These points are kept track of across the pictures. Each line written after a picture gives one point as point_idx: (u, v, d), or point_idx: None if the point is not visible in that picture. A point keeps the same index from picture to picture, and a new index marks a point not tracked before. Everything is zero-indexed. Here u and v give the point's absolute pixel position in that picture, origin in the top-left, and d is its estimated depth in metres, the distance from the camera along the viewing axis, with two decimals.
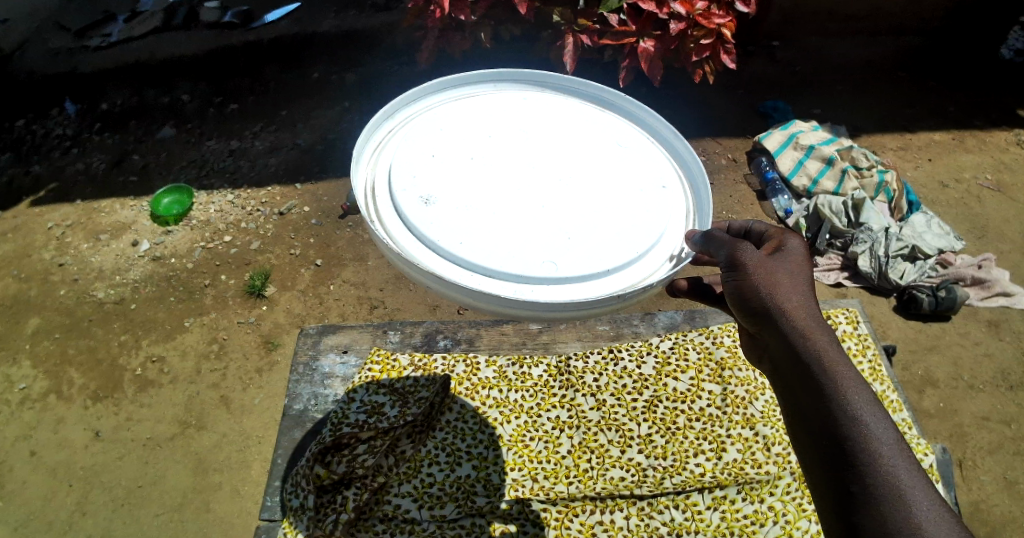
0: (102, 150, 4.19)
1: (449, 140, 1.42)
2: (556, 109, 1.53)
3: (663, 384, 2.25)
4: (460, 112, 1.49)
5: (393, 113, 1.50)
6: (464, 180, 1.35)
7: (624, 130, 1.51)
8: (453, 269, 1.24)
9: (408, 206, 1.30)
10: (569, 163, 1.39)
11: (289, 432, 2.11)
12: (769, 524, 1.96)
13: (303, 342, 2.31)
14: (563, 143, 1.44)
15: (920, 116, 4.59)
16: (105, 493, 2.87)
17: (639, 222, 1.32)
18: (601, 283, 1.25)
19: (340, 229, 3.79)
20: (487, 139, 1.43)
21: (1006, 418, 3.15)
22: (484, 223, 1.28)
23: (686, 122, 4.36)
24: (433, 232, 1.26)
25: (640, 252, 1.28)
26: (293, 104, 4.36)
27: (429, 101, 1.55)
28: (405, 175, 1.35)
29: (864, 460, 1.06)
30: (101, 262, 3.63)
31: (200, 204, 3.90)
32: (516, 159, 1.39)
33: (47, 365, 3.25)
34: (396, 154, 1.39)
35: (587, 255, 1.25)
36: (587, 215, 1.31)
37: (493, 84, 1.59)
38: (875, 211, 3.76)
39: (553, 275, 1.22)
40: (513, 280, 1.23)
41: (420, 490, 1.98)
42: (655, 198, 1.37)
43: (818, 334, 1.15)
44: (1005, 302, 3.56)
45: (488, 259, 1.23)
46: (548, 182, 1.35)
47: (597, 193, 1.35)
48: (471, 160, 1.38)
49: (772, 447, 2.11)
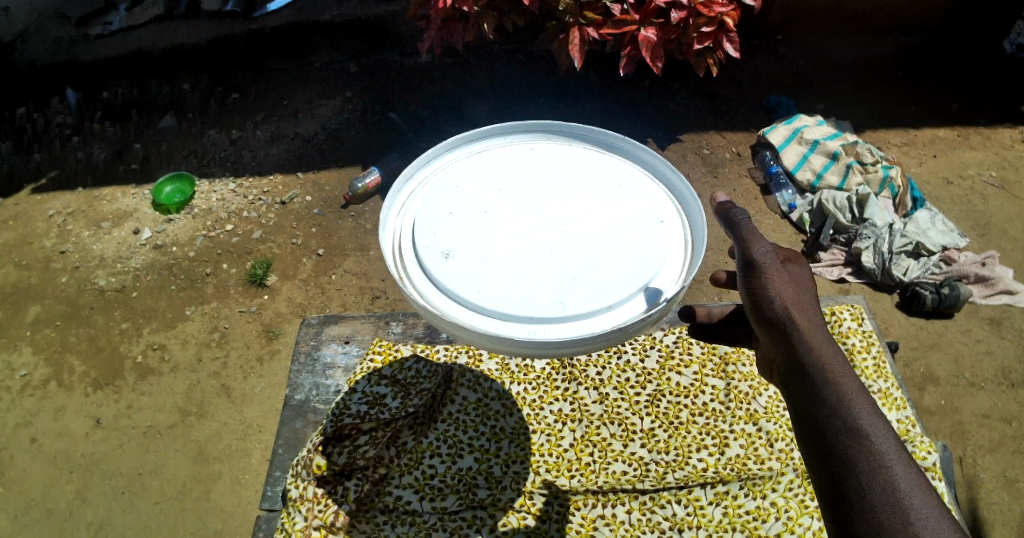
0: (103, 138, 4.17)
1: (466, 196, 1.55)
2: (562, 155, 1.65)
3: (667, 378, 2.24)
4: (474, 167, 1.62)
5: (414, 173, 1.62)
6: (480, 233, 1.48)
7: (626, 170, 1.62)
8: (475, 318, 1.37)
9: (431, 262, 1.43)
10: (573, 213, 1.51)
11: (290, 422, 2.11)
12: (770, 520, 1.95)
13: (304, 332, 2.30)
14: (569, 195, 1.55)
15: (925, 113, 4.56)
16: (104, 481, 2.87)
17: (641, 259, 1.42)
18: (607, 318, 1.36)
19: (342, 219, 3.78)
20: (500, 193, 1.55)
21: (1007, 416, 3.13)
22: (500, 275, 1.40)
23: (690, 117, 4.37)
24: (455, 285, 1.39)
25: (641, 286, 1.38)
26: (296, 94, 4.34)
27: (446, 157, 1.67)
28: (427, 232, 1.47)
29: (858, 443, 1.16)
30: (102, 250, 3.62)
31: (202, 193, 3.89)
32: (529, 209, 1.52)
33: (48, 353, 3.25)
34: (417, 214, 1.52)
35: (593, 294, 1.37)
36: (592, 259, 1.42)
37: (504, 136, 1.71)
38: (879, 207, 3.74)
39: (562, 312, 1.35)
40: (527, 322, 1.35)
41: (421, 482, 1.96)
42: (657, 235, 1.47)
43: (819, 338, 1.28)
44: (1007, 300, 3.54)
45: (505, 307, 1.36)
46: (556, 232, 1.47)
47: (601, 239, 1.46)
48: (490, 212, 1.52)
49: (774, 443, 2.10)
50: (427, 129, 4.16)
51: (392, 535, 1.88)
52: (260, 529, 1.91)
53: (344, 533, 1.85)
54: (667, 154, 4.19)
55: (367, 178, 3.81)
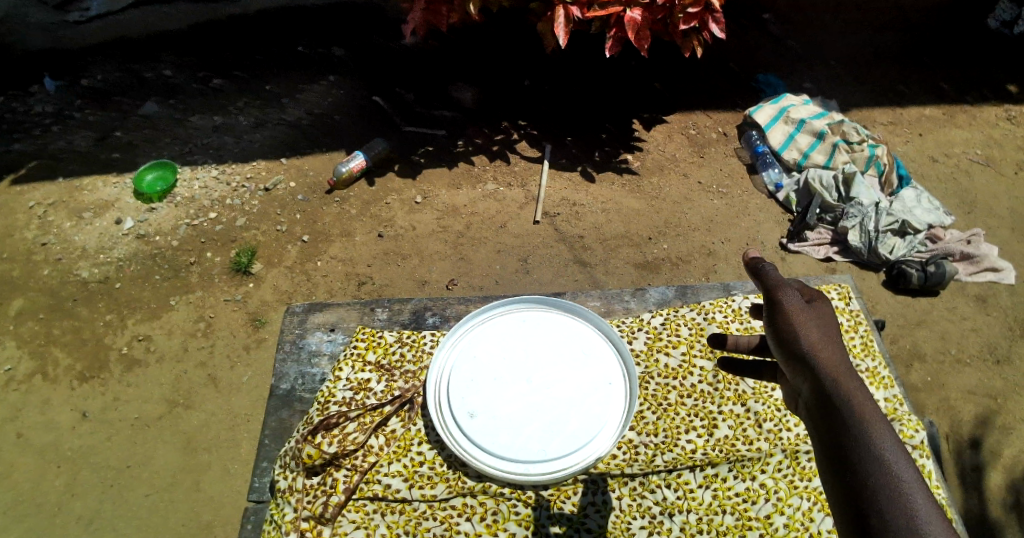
0: (82, 126, 4.07)
1: (480, 373, 1.87)
2: (554, 336, 1.97)
3: (654, 359, 2.08)
4: (488, 344, 1.94)
5: (443, 342, 1.94)
6: (493, 404, 1.81)
7: (601, 348, 1.95)
8: (484, 452, 1.73)
9: (455, 424, 1.78)
10: (561, 346, 1.95)
11: (276, 412, 2.05)
12: (761, 502, 1.80)
13: (289, 321, 2.24)
14: (559, 344, 1.95)
15: (910, 91, 4.56)
16: (94, 475, 2.84)
17: (596, 420, 1.80)
18: (578, 458, 1.74)
19: (327, 204, 3.74)
20: (507, 374, 1.87)
21: (991, 392, 3.17)
22: (508, 412, 1.80)
23: (676, 98, 4.39)
24: (472, 444, 1.74)
25: (605, 424, 1.79)
26: (278, 78, 4.30)
27: (466, 326, 1.99)
28: (451, 401, 1.82)
29: (889, 511, 1.00)
30: (84, 241, 3.55)
31: (184, 181, 3.82)
32: (522, 378, 1.88)
33: (31, 346, 3.18)
34: (443, 391, 1.84)
35: (572, 430, 1.78)
36: (572, 389, 1.86)
37: (509, 305, 2.04)
38: (865, 186, 3.76)
39: (544, 456, 1.73)
40: (523, 461, 1.73)
41: (410, 470, 1.82)
42: (609, 395, 1.84)
43: (850, 379, 1.14)
44: (992, 277, 3.57)
45: (507, 448, 1.74)
46: (548, 374, 1.89)
47: (579, 378, 1.88)
48: (495, 369, 1.88)
49: (764, 424, 1.94)
50: (415, 113, 4.14)
51: (382, 524, 1.76)
52: (248, 520, 1.85)
53: (332, 524, 1.74)
54: (654, 135, 4.18)
55: (352, 161, 3.80)
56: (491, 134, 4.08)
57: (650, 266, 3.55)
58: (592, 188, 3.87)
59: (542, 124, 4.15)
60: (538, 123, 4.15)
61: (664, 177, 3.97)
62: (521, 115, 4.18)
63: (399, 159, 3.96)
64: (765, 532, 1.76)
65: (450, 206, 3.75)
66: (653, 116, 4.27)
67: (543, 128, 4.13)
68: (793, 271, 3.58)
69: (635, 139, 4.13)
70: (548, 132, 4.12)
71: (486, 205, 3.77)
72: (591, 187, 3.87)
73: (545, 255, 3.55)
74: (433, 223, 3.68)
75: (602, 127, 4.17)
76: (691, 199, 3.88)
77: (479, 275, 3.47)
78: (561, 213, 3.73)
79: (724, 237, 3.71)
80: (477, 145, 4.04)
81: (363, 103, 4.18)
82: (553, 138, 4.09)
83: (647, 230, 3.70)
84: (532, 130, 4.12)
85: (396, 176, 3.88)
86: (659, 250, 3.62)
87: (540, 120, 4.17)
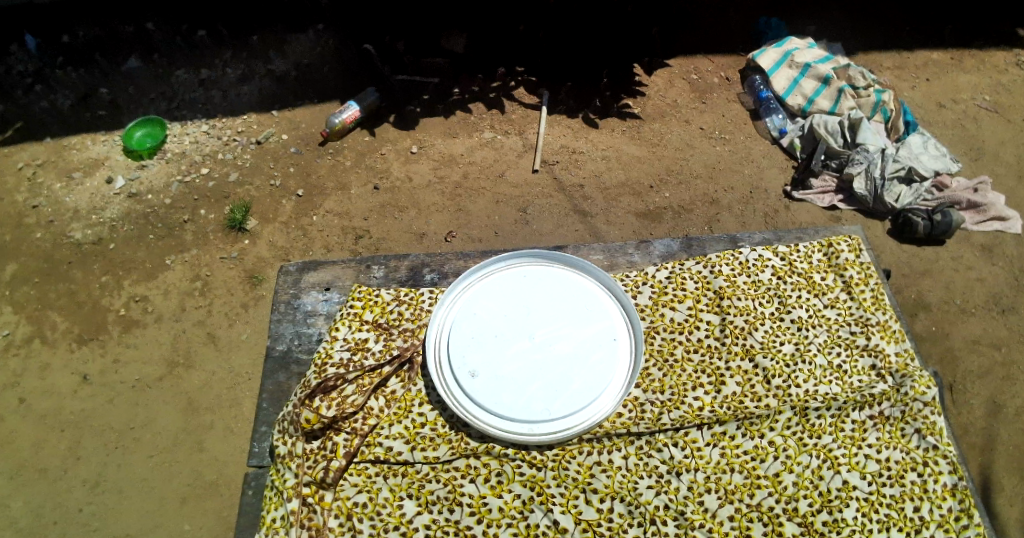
0: (65, 82, 3.92)
1: (483, 332, 1.82)
2: (555, 290, 1.91)
3: (660, 314, 2.02)
4: (489, 300, 1.88)
5: (443, 299, 1.88)
6: (496, 363, 1.77)
7: (602, 303, 1.90)
8: (487, 412, 1.71)
9: (459, 383, 1.74)
10: (562, 301, 1.89)
11: (273, 375, 2.00)
12: (769, 460, 1.77)
13: (283, 281, 2.17)
14: (561, 299, 1.90)
15: (918, 34, 4.41)
16: (97, 438, 2.82)
17: (601, 377, 1.76)
18: (582, 417, 1.71)
19: (320, 157, 3.63)
20: (510, 332, 1.83)
21: (997, 341, 3.13)
22: (511, 370, 1.76)
23: (677, 44, 4.24)
24: (476, 403, 1.72)
25: (609, 381, 1.75)
26: (264, 29, 4.15)
27: (466, 282, 1.93)
28: (455, 360, 1.77)
29: None
30: (75, 201, 3.46)
31: (174, 137, 3.70)
32: (525, 334, 1.83)
33: (28, 311, 3.13)
34: (446, 349, 1.80)
35: (575, 388, 1.74)
36: (574, 346, 1.81)
37: (509, 259, 1.97)
38: (872, 131, 3.59)
39: (548, 416, 1.70)
40: (528, 420, 1.70)
41: (412, 432, 1.78)
42: (613, 352, 1.80)
43: None
44: (999, 226, 3.49)
45: (512, 408, 1.71)
46: (550, 331, 1.84)
47: (582, 334, 1.83)
48: (497, 326, 1.83)
49: (772, 380, 1.90)
50: (406, 62, 3.88)
51: (385, 487, 1.72)
52: (249, 486, 1.83)
53: (335, 489, 1.71)
54: (655, 80, 4.06)
55: (344, 112, 3.67)
56: (487, 82, 3.97)
57: (652, 215, 3.47)
58: (592, 135, 3.75)
59: (539, 71, 4.03)
60: (536, 70, 4.03)
61: (666, 124, 3.85)
62: (518, 61, 4.05)
63: (393, 108, 3.84)
64: (774, 491, 1.73)
65: (447, 156, 3.65)
66: (654, 61, 4.09)
67: (541, 75, 4.02)
68: (797, 220, 3.50)
69: (636, 84, 4.00)
70: (547, 79, 4.01)
71: (484, 155, 3.66)
72: (591, 134, 3.76)
73: (545, 206, 3.46)
74: (429, 174, 3.57)
75: (602, 73, 4.04)
76: (694, 146, 3.77)
77: (479, 227, 3.39)
78: (560, 162, 3.63)
79: (728, 185, 3.61)
80: (475, 93, 3.92)
81: (353, 53, 4.00)
82: (550, 86, 3.98)
83: (649, 178, 3.60)
84: (530, 77, 4.01)
85: (391, 127, 3.76)
86: (662, 200, 3.53)
87: (538, 66, 4.04)
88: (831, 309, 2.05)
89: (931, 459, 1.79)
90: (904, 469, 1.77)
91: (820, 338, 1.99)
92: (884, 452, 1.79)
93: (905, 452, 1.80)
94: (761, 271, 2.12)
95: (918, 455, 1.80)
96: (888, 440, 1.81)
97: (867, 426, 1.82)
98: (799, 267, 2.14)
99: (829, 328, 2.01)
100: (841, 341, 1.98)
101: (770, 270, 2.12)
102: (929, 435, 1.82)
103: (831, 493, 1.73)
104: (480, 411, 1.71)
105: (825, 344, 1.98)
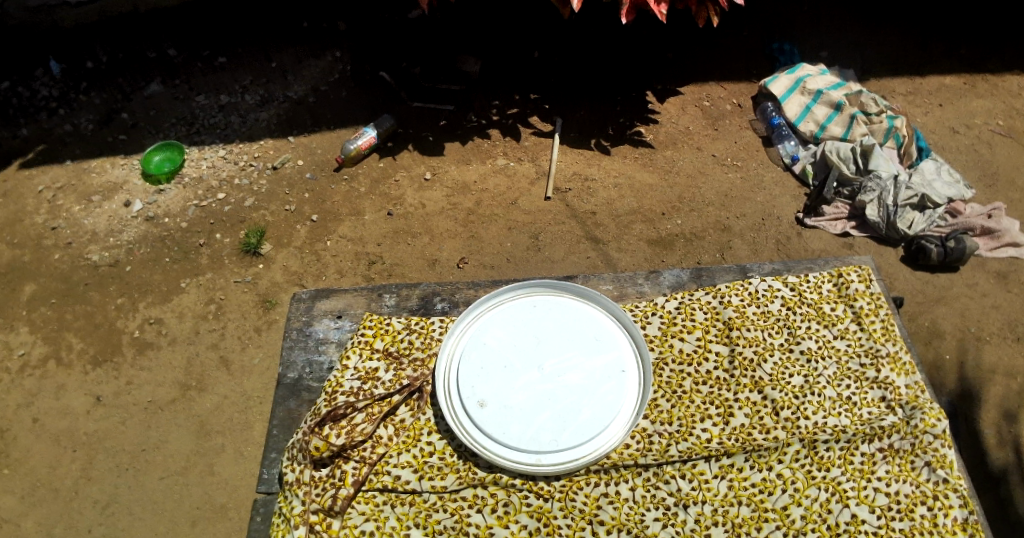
0: (89, 107, 4.01)
1: (492, 362, 1.84)
2: (563, 321, 1.93)
3: (669, 345, 2.03)
4: (500, 329, 1.91)
5: (455, 330, 1.91)
6: (504, 393, 1.78)
7: (611, 335, 1.91)
8: (496, 444, 1.72)
9: (469, 413, 1.75)
10: (571, 331, 1.91)
11: (284, 402, 2.03)
12: (778, 493, 1.76)
13: (296, 308, 2.21)
14: (569, 329, 1.92)
15: (930, 59, 4.43)
16: (109, 459, 2.85)
17: (609, 408, 1.76)
18: (589, 448, 1.72)
19: (335, 182, 3.70)
20: (520, 361, 1.84)
21: (1012, 371, 3.09)
22: (519, 399, 1.78)
23: (688, 69, 4.30)
24: (484, 433, 1.73)
25: (617, 412, 1.76)
26: (283, 54, 4.23)
27: (477, 313, 1.96)
28: (466, 390, 1.79)
29: None
30: (94, 225, 3.54)
31: (191, 161, 3.79)
32: (534, 364, 1.84)
33: (45, 331, 3.19)
34: (457, 376, 1.82)
35: (585, 419, 1.75)
36: (583, 376, 1.82)
37: (519, 290, 2.00)
38: (884, 158, 3.61)
39: (555, 447, 1.71)
40: (535, 450, 1.71)
41: (420, 461, 1.79)
42: (622, 383, 1.81)
43: None
44: (1014, 253, 3.47)
45: (521, 439, 1.72)
46: (559, 361, 1.85)
47: (591, 364, 1.84)
48: (507, 355, 1.85)
49: (781, 412, 1.89)
50: (422, 87, 4.07)
51: (392, 516, 1.73)
52: (257, 512, 1.85)
53: (342, 516, 1.72)
54: (667, 108, 4.09)
55: (360, 138, 3.75)
56: (503, 108, 4.01)
57: (663, 242, 3.49)
58: (605, 161, 3.80)
59: (553, 97, 4.07)
60: (549, 96, 4.07)
61: (677, 150, 3.89)
62: (532, 88, 4.09)
63: (411, 135, 3.90)
64: (782, 524, 1.72)
65: (460, 183, 3.70)
66: (665, 89, 4.17)
67: (554, 101, 4.05)
68: (808, 247, 3.51)
69: (649, 111, 4.05)
70: (559, 105, 4.03)
71: (497, 181, 3.71)
72: (604, 161, 3.80)
73: (556, 232, 3.49)
74: (442, 201, 3.63)
75: (615, 100, 4.08)
76: (705, 172, 3.80)
77: (490, 254, 3.42)
78: (572, 189, 3.67)
79: (739, 212, 3.63)
80: (491, 120, 3.97)
81: (370, 77, 4.12)
82: (564, 112, 4.01)
83: (660, 205, 3.63)
84: (543, 104, 4.03)
85: (406, 153, 3.83)
86: (672, 226, 3.55)
87: (551, 92, 4.08)
88: (840, 340, 2.05)
89: (942, 492, 1.77)
90: (914, 503, 1.75)
91: (829, 371, 1.98)
92: (894, 486, 1.77)
93: (915, 485, 1.78)
94: (770, 302, 2.12)
95: (929, 489, 1.78)
96: (897, 474, 1.79)
97: (876, 459, 1.81)
98: (809, 297, 2.14)
99: (838, 360, 2.01)
100: (850, 373, 1.98)
101: (779, 301, 2.13)
102: (940, 468, 1.80)
103: (839, 527, 1.72)
104: (488, 440, 1.72)
105: (835, 376, 1.97)
